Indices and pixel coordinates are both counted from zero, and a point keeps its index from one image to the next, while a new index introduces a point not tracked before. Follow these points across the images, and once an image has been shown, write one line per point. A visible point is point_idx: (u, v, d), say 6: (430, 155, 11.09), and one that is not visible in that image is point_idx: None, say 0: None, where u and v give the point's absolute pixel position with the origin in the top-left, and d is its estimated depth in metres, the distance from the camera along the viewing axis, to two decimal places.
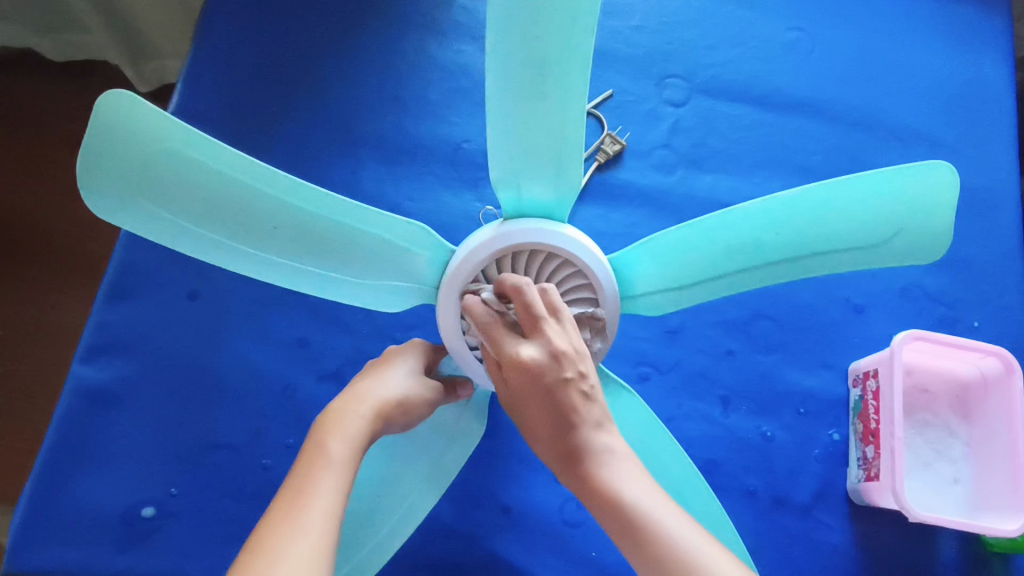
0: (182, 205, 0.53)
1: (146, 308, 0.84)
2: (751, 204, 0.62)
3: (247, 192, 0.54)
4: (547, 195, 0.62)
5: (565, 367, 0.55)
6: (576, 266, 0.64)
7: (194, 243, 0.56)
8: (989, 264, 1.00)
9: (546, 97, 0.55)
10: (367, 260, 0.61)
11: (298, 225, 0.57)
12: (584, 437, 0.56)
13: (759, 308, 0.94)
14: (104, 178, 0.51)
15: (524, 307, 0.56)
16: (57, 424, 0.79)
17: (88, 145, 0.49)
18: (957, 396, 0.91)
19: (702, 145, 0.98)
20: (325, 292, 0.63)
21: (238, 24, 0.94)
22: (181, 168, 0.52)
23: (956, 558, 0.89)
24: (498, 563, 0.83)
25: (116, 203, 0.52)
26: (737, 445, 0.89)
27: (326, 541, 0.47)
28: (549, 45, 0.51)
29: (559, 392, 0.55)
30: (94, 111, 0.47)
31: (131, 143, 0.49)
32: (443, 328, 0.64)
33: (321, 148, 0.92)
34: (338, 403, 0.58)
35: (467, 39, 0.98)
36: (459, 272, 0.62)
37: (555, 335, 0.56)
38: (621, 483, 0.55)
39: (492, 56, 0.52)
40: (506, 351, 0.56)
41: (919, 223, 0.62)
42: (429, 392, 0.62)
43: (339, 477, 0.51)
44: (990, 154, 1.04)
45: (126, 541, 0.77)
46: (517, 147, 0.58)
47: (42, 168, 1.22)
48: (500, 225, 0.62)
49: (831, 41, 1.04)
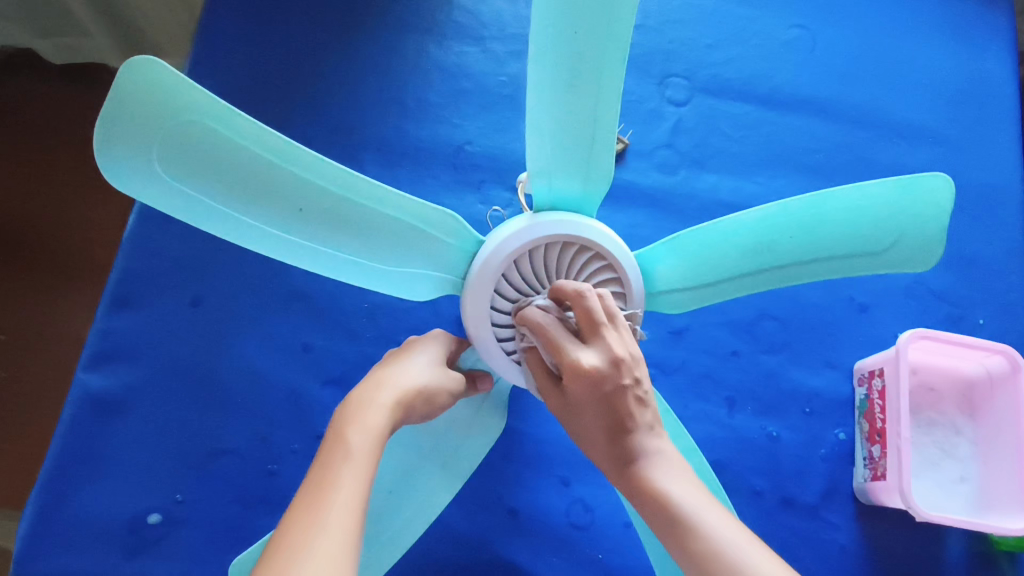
0: (205, 180, 0.51)
1: (149, 314, 0.83)
2: (772, 204, 0.62)
3: (274, 167, 0.52)
4: (577, 187, 0.63)
5: (624, 374, 0.56)
6: (606, 260, 0.64)
7: (216, 221, 0.54)
8: (993, 261, 0.99)
9: (584, 90, 0.55)
10: (390, 243, 0.60)
11: (324, 203, 0.55)
12: (638, 440, 0.58)
13: (764, 308, 0.94)
14: (123, 146, 0.47)
15: (585, 313, 0.56)
16: (62, 431, 0.79)
17: (109, 114, 0.46)
18: (963, 395, 0.91)
19: (704, 145, 0.98)
20: (348, 278, 0.62)
21: (236, 25, 0.94)
22: (206, 139, 0.49)
23: (962, 557, 0.89)
24: (504, 566, 0.83)
25: (136, 175, 0.49)
26: (743, 446, 0.89)
27: (350, 537, 0.46)
28: (589, 37, 0.52)
29: (617, 398, 0.56)
30: (119, 73, 0.44)
31: (157, 109, 0.47)
32: (468, 319, 0.64)
33: (322, 152, 0.91)
34: (359, 391, 0.57)
35: (467, 41, 0.98)
36: (490, 262, 0.62)
37: (614, 341, 0.57)
38: (668, 481, 0.56)
39: (536, 46, 0.53)
40: (567, 356, 0.56)
41: (918, 232, 0.63)
42: (453, 383, 0.63)
43: (362, 468, 0.50)
44: (995, 151, 1.03)
45: (133, 547, 0.78)
46: (552, 140, 0.59)
47: (42, 173, 1.21)
48: (533, 216, 0.63)
49: (832, 39, 1.04)
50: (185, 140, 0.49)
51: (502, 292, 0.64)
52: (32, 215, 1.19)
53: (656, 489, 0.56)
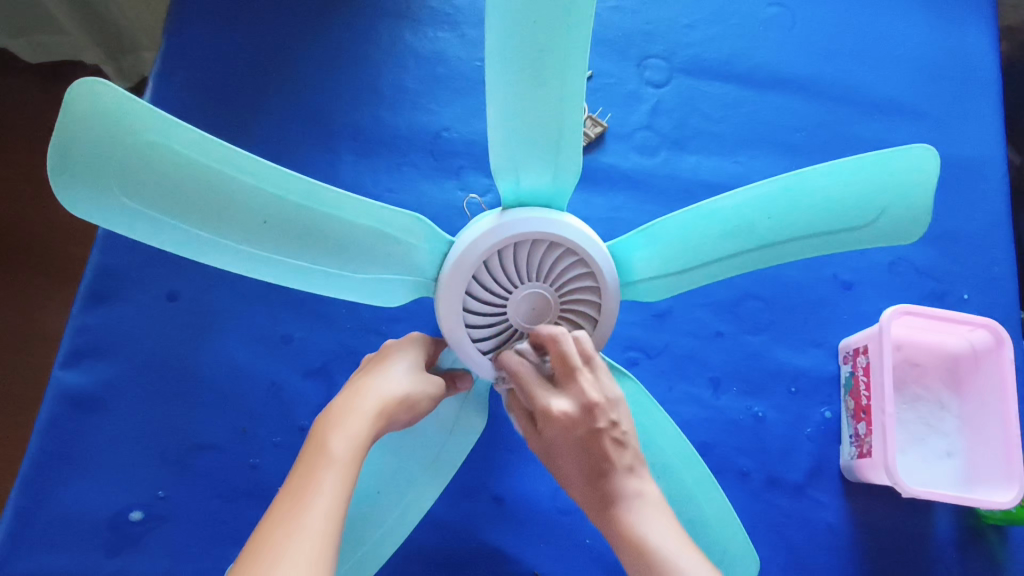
0: (166, 201, 0.50)
1: (125, 309, 0.82)
2: (753, 188, 0.61)
3: (233, 183, 0.51)
4: (546, 182, 0.62)
5: (597, 418, 0.59)
6: (578, 254, 0.63)
7: (185, 241, 0.53)
8: (977, 235, 0.99)
9: (546, 85, 0.55)
10: (363, 252, 0.59)
11: (293, 216, 0.54)
12: (617, 481, 0.60)
13: (748, 288, 0.93)
14: (80, 175, 0.47)
15: (560, 358, 0.60)
16: (38, 432, 0.78)
17: (61, 143, 0.45)
18: (947, 368, 0.91)
19: (684, 126, 0.97)
20: (325, 289, 0.61)
21: (207, 16, 0.92)
22: (163, 161, 0.49)
23: (950, 530, 0.89)
24: (492, 554, 0.82)
25: (93, 201, 0.49)
26: (729, 427, 0.89)
27: (327, 547, 0.45)
28: (547, 32, 0.52)
29: (590, 442, 0.59)
30: (65, 100, 0.44)
31: (106, 134, 0.46)
32: (442, 321, 0.63)
33: (298, 142, 0.90)
34: (341, 400, 0.56)
35: (444, 26, 0.97)
36: (461, 264, 0.61)
37: (587, 386, 0.60)
38: (641, 519, 0.59)
39: (495, 44, 0.52)
40: (539, 404, 0.60)
41: (902, 202, 0.62)
42: (433, 387, 0.62)
43: (342, 477, 0.50)
44: (977, 125, 1.03)
45: (114, 545, 0.77)
46: (517, 139, 0.58)
47: (23, 174, 1.20)
48: (500, 215, 0.62)
49: (812, 16, 1.03)
50: (143, 162, 0.48)
51: (474, 293, 0.63)
52: (18, 219, 1.18)
53: (631, 531, 0.58)
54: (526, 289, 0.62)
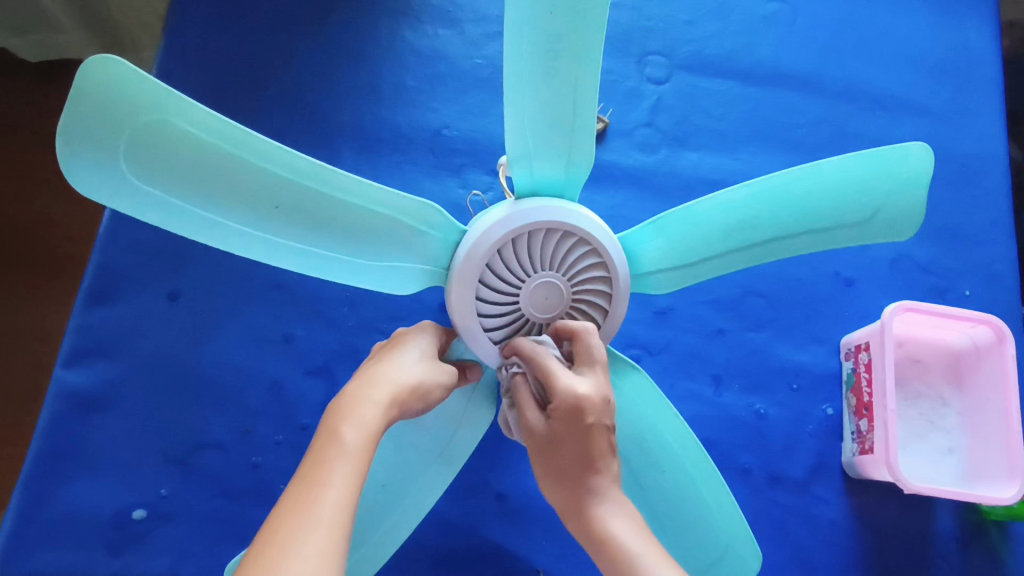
0: (176, 181, 0.50)
1: (126, 308, 0.82)
2: (755, 183, 0.61)
3: (244, 165, 0.51)
4: (559, 171, 0.62)
5: (607, 414, 0.61)
6: (590, 245, 0.63)
7: (194, 224, 0.53)
8: (979, 231, 0.99)
9: (561, 74, 0.55)
10: (373, 237, 0.59)
11: (303, 200, 0.54)
12: (602, 483, 0.62)
13: (750, 285, 0.93)
14: (90, 153, 0.47)
15: (586, 349, 0.62)
16: (41, 431, 0.78)
17: (72, 120, 0.45)
18: (949, 364, 0.91)
19: (684, 123, 0.97)
20: (334, 276, 0.61)
21: (207, 14, 0.92)
22: (175, 141, 0.48)
23: (951, 527, 0.90)
24: (494, 551, 0.83)
25: (102, 181, 0.48)
26: (730, 424, 0.89)
27: (340, 536, 0.45)
28: (564, 17, 0.52)
29: (597, 435, 0.60)
30: (79, 75, 0.43)
31: (118, 112, 0.46)
32: (454, 310, 0.63)
33: (298, 140, 0.90)
34: (352, 388, 0.56)
35: (444, 24, 0.96)
36: (474, 253, 0.61)
37: (604, 382, 0.62)
38: (617, 524, 0.61)
39: (509, 33, 0.52)
40: (562, 385, 0.59)
41: (902, 199, 0.62)
42: (444, 376, 0.62)
43: (354, 466, 0.50)
44: (978, 121, 1.03)
45: (117, 543, 0.77)
46: (533, 127, 0.58)
47: (23, 173, 1.20)
48: (513, 204, 0.62)
49: (813, 12, 1.03)
50: (153, 141, 0.48)
51: (487, 282, 0.63)
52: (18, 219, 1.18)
53: (609, 532, 0.60)
54: (539, 278, 0.62)
